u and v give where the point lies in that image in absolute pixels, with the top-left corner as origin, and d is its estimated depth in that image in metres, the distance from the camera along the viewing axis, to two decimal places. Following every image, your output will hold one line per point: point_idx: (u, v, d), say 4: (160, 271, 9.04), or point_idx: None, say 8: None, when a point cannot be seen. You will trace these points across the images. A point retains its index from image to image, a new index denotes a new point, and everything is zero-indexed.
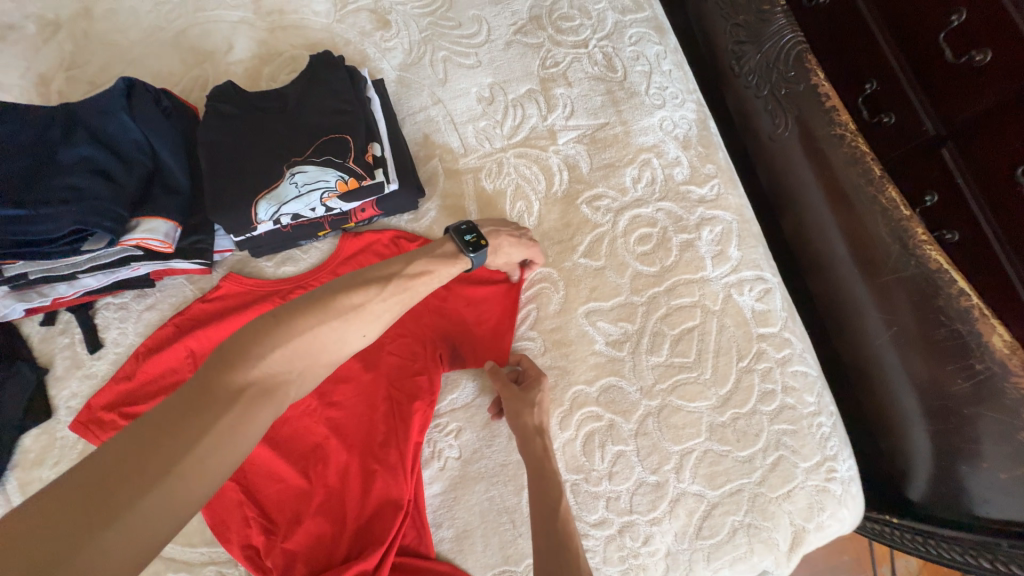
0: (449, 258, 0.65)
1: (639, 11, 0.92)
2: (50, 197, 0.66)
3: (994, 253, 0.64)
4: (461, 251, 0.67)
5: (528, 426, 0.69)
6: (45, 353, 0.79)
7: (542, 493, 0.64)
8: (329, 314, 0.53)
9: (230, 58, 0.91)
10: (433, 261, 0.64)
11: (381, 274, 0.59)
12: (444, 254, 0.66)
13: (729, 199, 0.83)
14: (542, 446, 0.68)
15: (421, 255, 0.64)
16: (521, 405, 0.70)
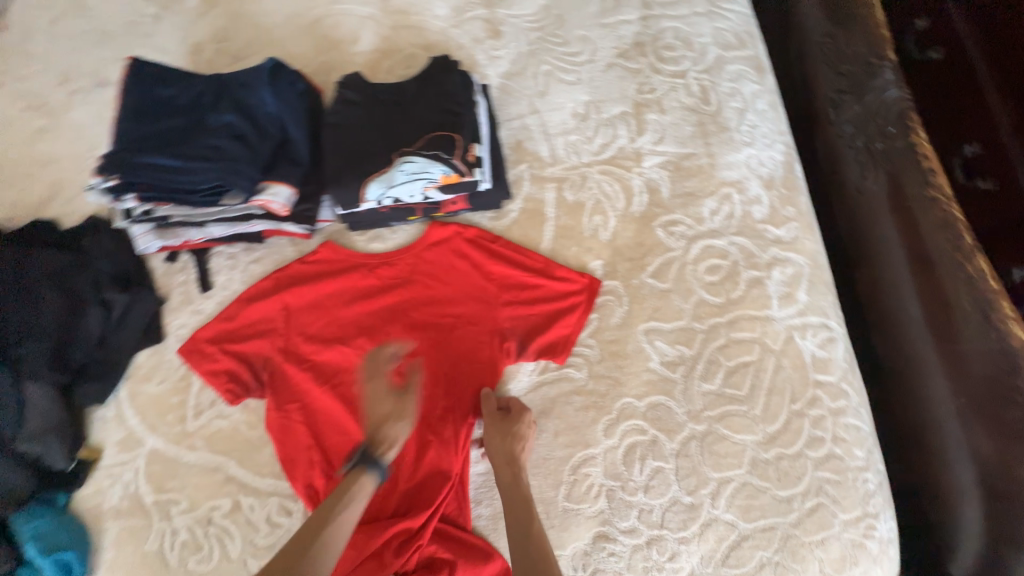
0: (358, 484, 0.72)
1: (742, 48, 0.95)
2: (198, 153, 0.76)
3: None
4: (371, 467, 0.73)
5: (503, 456, 0.73)
6: (164, 285, 0.90)
7: (516, 528, 0.68)
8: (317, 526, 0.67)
9: (355, 49, 1.01)
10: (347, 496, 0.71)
11: (314, 529, 0.68)
12: (358, 483, 0.72)
13: (805, 243, 0.84)
14: (512, 475, 0.72)
15: (339, 502, 0.70)
16: (496, 443, 0.73)
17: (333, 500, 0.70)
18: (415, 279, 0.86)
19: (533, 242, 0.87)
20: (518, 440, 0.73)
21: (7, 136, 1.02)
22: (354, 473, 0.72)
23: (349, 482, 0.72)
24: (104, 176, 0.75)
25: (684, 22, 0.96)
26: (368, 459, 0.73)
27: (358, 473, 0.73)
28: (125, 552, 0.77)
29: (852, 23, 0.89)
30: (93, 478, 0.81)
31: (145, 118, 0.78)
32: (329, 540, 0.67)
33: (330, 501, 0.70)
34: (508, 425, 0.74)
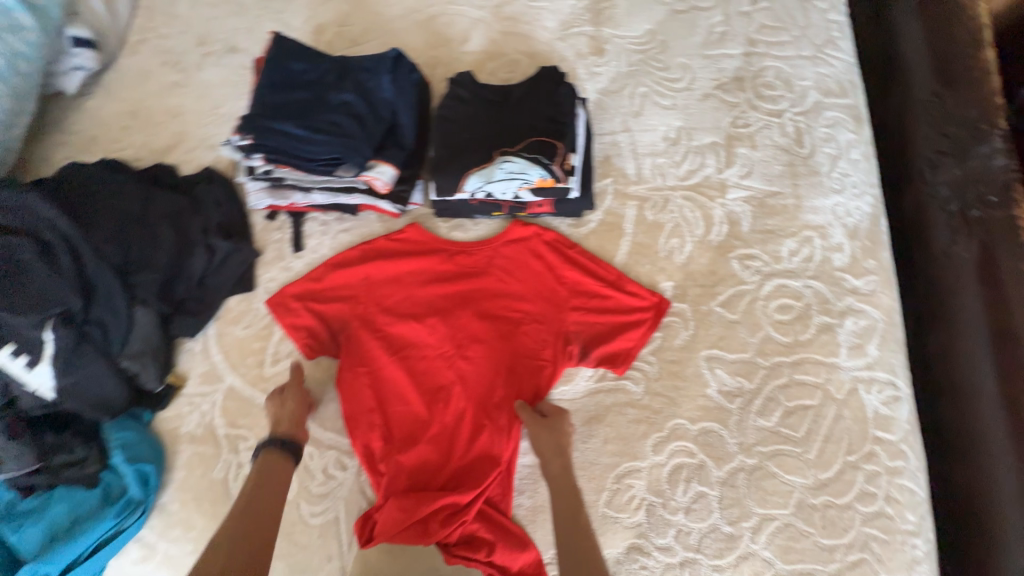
0: (273, 465, 0.76)
1: (843, 96, 0.95)
2: (321, 126, 0.84)
3: None
4: (280, 453, 0.77)
5: (550, 450, 0.76)
6: (261, 239, 0.98)
7: (564, 512, 0.70)
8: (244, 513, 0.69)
9: (464, 48, 1.07)
10: (265, 479, 0.74)
11: (249, 507, 0.70)
12: (274, 464, 0.76)
13: (883, 298, 0.83)
14: (561, 465, 0.75)
15: (260, 488, 0.73)
16: (544, 436, 0.77)
17: (247, 489, 0.73)
18: (491, 270, 0.90)
19: (608, 254, 0.90)
20: (563, 436, 0.77)
21: (144, 87, 1.13)
22: (259, 461, 0.76)
23: (260, 471, 0.75)
24: (242, 135, 0.84)
25: (787, 63, 0.97)
26: (271, 443, 0.78)
27: (266, 456, 0.77)
28: (194, 475, 0.84)
29: (962, 87, 0.87)
30: (176, 403, 0.89)
31: (281, 88, 0.87)
32: (261, 512, 0.70)
33: (248, 491, 0.72)
34: (550, 421, 0.78)
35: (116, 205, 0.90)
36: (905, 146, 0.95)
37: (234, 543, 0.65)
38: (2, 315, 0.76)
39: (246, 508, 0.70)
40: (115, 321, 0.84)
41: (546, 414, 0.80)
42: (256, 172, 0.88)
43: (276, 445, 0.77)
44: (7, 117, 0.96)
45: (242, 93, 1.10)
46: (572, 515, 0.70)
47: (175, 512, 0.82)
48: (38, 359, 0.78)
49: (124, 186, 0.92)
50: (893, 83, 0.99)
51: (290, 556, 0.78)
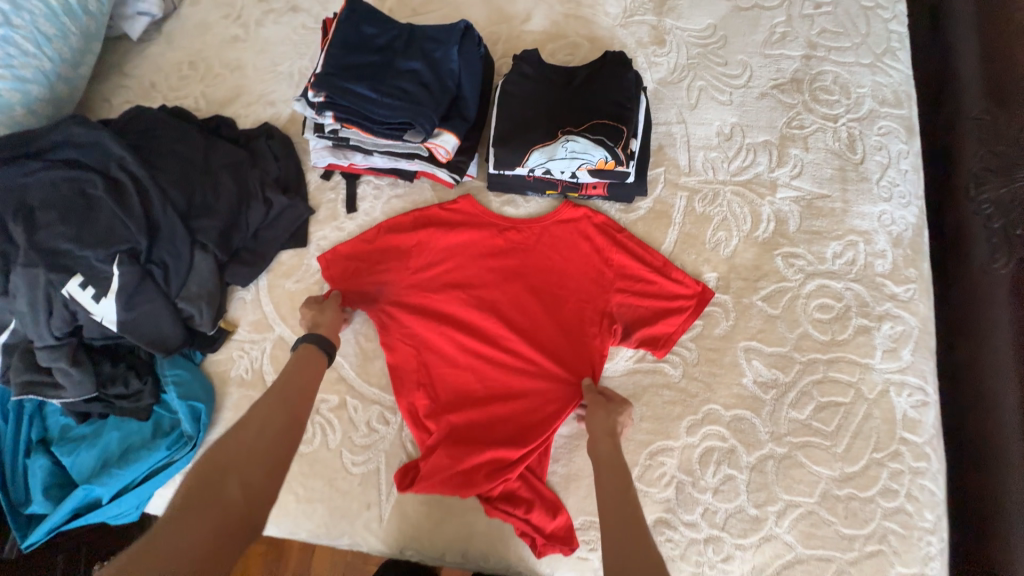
0: (313, 355, 0.81)
1: (898, 106, 0.96)
2: (391, 91, 0.85)
3: None
4: (320, 347, 0.82)
5: (604, 431, 0.76)
6: (315, 198, 1.01)
7: (612, 482, 0.70)
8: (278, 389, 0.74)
9: (525, 27, 1.07)
10: (304, 365, 0.80)
11: (285, 387, 0.75)
12: (312, 356, 0.81)
13: (920, 306, 0.85)
14: (613, 445, 0.75)
15: (297, 373, 0.78)
16: (599, 417, 0.78)
17: (288, 369, 0.79)
18: (540, 247, 0.93)
19: (655, 241, 0.92)
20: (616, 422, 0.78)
21: (204, 38, 1.14)
22: (301, 350, 0.81)
23: (300, 359, 0.80)
24: (314, 92, 0.85)
25: (846, 69, 0.98)
26: (316, 337, 0.82)
27: (310, 346, 0.82)
28: (242, 416, 0.88)
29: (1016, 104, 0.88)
30: (227, 347, 0.93)
31: (353, 50, 0.88)
32: (299, 390, 0.76)
33: (286, 374, 0.78)
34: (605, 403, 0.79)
35: (178, 150, 0.92)
36: (953, 162, 0.97)
37: (269, 410, 0.71)
38: (73, 247, 0.81)
39: (287, 385, 0.76)
40: (176, 262, 0.87)
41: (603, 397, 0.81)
42: (322, 130, 0.90)
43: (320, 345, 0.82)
44: (75, 54, 0.99)
45: (301, 52, 1.11)
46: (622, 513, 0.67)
47: None
48: (103, 293, 0.82)
49: (185, 132, 0.94)
50: (948, 97, 1.00)
51: (331, 502, 0.84)
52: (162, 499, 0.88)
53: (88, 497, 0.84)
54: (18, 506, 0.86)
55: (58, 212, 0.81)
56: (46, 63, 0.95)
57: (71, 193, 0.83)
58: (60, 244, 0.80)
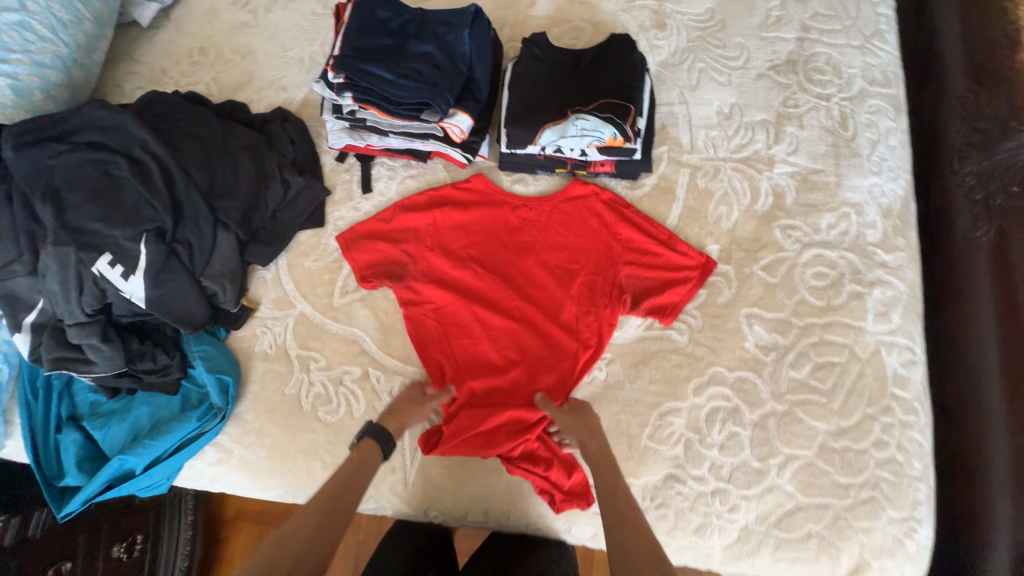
0: (369, 454, 0.80)
1: (886, 86, 1.01)
2: (408, 72, 0.88)
3: None
4: (379, 446, 0.81)
5: (587, 435, 0.81)
6: (330, 180, 1.03)
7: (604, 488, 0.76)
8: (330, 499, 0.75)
9: (530, 12, 1.11)
10: (359, 465, 0.79)
11: (338, 492, 0.76)
12: (368, 455, 0.80)
13: (908, 272, 0.91)
14: (597, 445, 0.80)
15: (355, 473, 0.78)
16: (584, 421, 0.83)
17: (345, 467, 0.79)
18: (551, 224, 0.97)
19: (660, 215, 0.97)
20: (595, 424, 0.83)
21: (213, 25, 1.16)
22: (361, 445, 0.81)
23: (359, 455, 0.80)
24: (335, 73, 0.88)
25: (838, 51, 1.03)
26: (377, 436, 0.81)
27: (369, 444, 0.81)
28: (268, 389, 0.92)
29: (999, 83, 0.94)
30: (250, 324, 0.96)
31: (369, 34, 0.91)
32: (348, 498, 0.76)
33: (345, 472, 0.78)
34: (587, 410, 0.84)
35: (198, 133, 0.94)
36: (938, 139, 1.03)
37: (317, 521, 0.72)
38: (101, 226, 0.83)
39: (340, 488, 0.76)
40: (200, 241, 0.90)
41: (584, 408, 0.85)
42: (340, 111, 0.94)
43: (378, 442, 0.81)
44: (90, 40, 1.01)
45: (311, 38, 1.13)
46: (635, 530, 0.70)
47: (250, 421, 0.91)
48: (131, 271, 0.84)
49: (203, 116, 0.97)
50: (933, 77, 1.06)
51: None
52: (192, 470, 0.91)
53: (121, 468, 0.87)
54: (50, 480, 0.89)
55: (84, 193, 0.84)
56: (63, 49, 0.96)
57: (96, 174, 0.85)
58: (88, 224, 0.83)
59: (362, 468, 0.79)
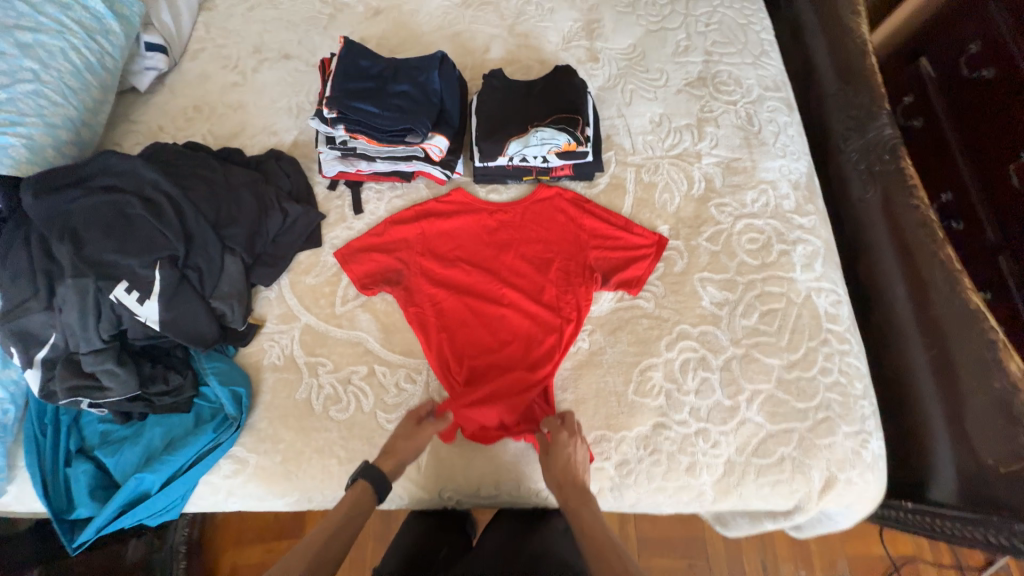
0: (362, 496, 0.84)
1: (778, 91, 1.26)
2: (390, 106, 1.05)
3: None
4: (374, 489, 0.84)
5: (566, 481, 0.85)
6: (324, 206, 1.15)
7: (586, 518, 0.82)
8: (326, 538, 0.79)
9: (486, 56, 1.31)
10: (353, 507, 0.83)
11: (333, 530, 0.80)
12: (365, 495, 0.84)
13: (821, 231, 1.10)
14: (573, 477, 0.85)
15: (351, 513, 0.82)
16: (563, 466, 0.86)
17: (339, 509, 0.83)
18: (526, 223, 1.11)
19: (616, 207, 1.14)
20: (575, 463, 0.86)
21: (205, 86, 1.30)
22: (355, 486, 0.85)
23: (354, 497, 0.84)
24: (330, 108, 1.04)
25: (736, 68, 1.28)
26: (371, 479, 0.84)
27: (364, 488, 0.85)
28: (279, 396, 0.98)
29: (859, 82, 1.23)
30: (257, 339, 1.03)
31: (354, 79, 1.08)
32: (345, 536, 0.81)
33: (342, 512, 0.82)
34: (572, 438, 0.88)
35: (202, 174, 1.05)
36: (825, 128, 1.29)
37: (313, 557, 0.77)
38: (118, 257, 0.91)
39: (333, 529, 0.80)
40: (209, 266, 0.98)
41: (563, 421, 0.91)
42: (334, 142, 1.10)
43: (373, 484, 0.84)
44: (95, 103, 1.12)
45: (297, 90, 1.29)
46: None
47: (264, 429, 0.95)
48: (147, 295, 0.91)
49: (206, 159, 1.08)
50: (813, 85, 1.35)
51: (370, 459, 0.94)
52: (208, 486, 0.94)
53: (137, 490, 0.90)
54: (61, 514, 0.90)
55: (100, 230, 0.91)
56: (71, 111, 1.07)
57: (110, 212, 0.93)
58: (106, 256, 0.90)
59: (357, 507, 0.83)
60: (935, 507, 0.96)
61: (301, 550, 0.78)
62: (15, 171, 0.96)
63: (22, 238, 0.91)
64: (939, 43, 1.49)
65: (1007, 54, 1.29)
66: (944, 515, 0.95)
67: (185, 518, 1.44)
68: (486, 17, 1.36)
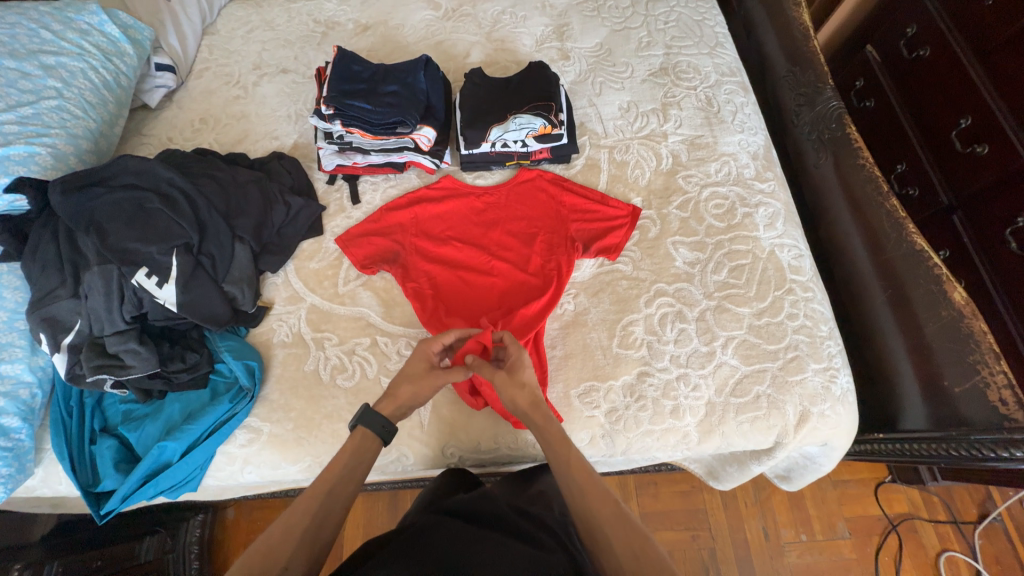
0: (364, 440, 0.86)
1: (733, 76, 1.39)
2: (381, 103, 1.17)
3: (982, 270, 1.27)
4: (375, 432, 0.87)
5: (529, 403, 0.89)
6: (324, 199, 1.25)
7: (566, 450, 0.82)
8: (335, 479, 0.81)
9: (467, 60, 1.44)
10: (357, 451, 0.85)
11: (341, 472, 0.82)
12: (367, 441, 0.86)
13: (780, 194, 1.21)
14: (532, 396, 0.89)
15: (356, 456, 0.84)
16: (527, 384, 0.90)
17: (343, 454, 0.84)
18: (511, 203, 1.21)
19: (593, 183, 1.24)
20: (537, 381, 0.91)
21: (210, 100, 1.41)
22: (356, 433, 0.87)
23: (356, 443, 0.86)
24: (327, 106, 1.17)
25: (694, 58, 1.41)
26: (370, 423, 0.87)
27: (364, 433, 0.86)
28: (290, 369, 1.05)
29: (806, 62, 1.37)
30: (267, 320, 1.11)
31: (349, 82, 1.20)
32: (355, 478, 0.83)
33: (347, 456, 0.84)
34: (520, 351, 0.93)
35: (212, 172, 1.15)
36: (781, 107, 1.42)
37: (326, 497, 0.78)
38: (139, 245, 0.99)
39: (340, 477, 0.81)
40: (221, 253, 1.07)
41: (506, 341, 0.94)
42: (332, 138, 1.21)
43: (373, 427, 0.87)
44: (111, 117, 1.23)
45: (296, 100, 1.41)
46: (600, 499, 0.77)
47: (276, 399, 1.02)
48: (165, 280, 0.99)
49: (214, 162, 1.18)
50: (767, 70, 1.49)
51: None
52: (225, 455, 1.01)
53: (159, 461, 0.96)
54: (89, 488, 0.97)
55: (121, 222, 1.00)
56: (91, 124, 1.17)
57: (130, 206, 1.01)
58: (127, 244, 0.98)
59: (360, 449, 0.85)
60: (900, 433, 1.04)
61: (311, 493, 0.79)
62: (43, 176, 1.05)
63: (50, 232, 1.00)
64: (882, 30, 1.61)
65: (938, 32, 1.40)
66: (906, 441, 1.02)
67: (195, 518, 1.44)
68: (466, 27, 1.50)
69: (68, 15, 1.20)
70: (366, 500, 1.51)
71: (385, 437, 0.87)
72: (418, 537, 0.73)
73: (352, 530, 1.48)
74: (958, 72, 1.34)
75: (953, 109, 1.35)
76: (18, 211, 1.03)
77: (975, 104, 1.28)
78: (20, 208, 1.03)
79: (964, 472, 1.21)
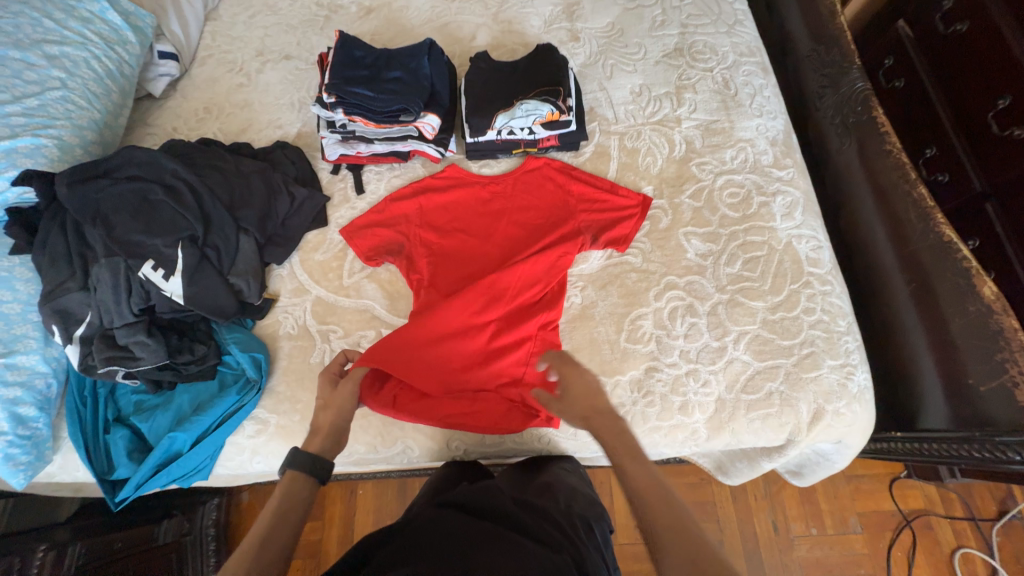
0: (295, 485, 0.79)
1: (753, 56, 1.32)
2: (383, 90, 1.14)
3: (1011, 261, 1.21)
4: (306, 471, 0.80)
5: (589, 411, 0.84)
6: (328, 189, 1.24)
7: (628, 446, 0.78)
8: (269, 528, 0.73)
9: (473, 44, 1.39)
10: (289, 496, 0.78)
11: (277, 519, 0.74)
12: (299, 483, 0.79)
13: (799, 182, 1.15)
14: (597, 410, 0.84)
15: (291, 501, 0.77)
16: (578, 399, 0.85)
17: (273, 502, 0.77)
18: (516, 194, 1.18)
19: (601, 171, 1.20)
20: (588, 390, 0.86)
21: (213, 89, 1.39)
22: (286, 478, 0.80)
23: (287, 487, 0.79)
24: (329, 94, 1.15)
25: (711, 37, 1.34)
26: (299, 463, 0.80)
27: (294, 476, 0.80)
28: (296, 361, 1.05)
29: (831, 41, 1.29)
30: (273, 312, 1.11)
31: (351, 68, 1.18)
32: (290, 524, 0.74)
33: (280, 503, 0.76)
34: (576, 368, 0.88)
35: (216, 163, 1.14)
36: (803, 90, 1.36)
37: (262, 549, 0.70)
38: (143, 237, 0.99)
39: (274, 524, 0.73)
40: (226, 245, 1.06)
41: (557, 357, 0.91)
42: (336, 127, 1.19)
43: (302, 466, 0.80)
44: (115, 107, 1.23)
45: (299, 87, 1.38)
46: (661, 501, 0.70)
47: (282, 391, 1.03)
48: (171, 273, 0.99)
49: (218, 152, 1.17)
50: (788, 50, 1.42)
51: (381, 413, 1.01)
52: (234, 446, 1.02)
53: (170, 450, 0.99)
54: (103, 475, 0.99)
55: (127, 214, 1.00)
56: (96, 115, 1.17)
57: (135, 198, 1.01)
58: (133, 237, 0.98)
59: (292, 494, 0.78)
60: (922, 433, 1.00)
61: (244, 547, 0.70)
62: (49, 168, 1.05)
63: (58, 225, 1.00)
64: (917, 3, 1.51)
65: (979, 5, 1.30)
66: (920, 440, 1.01)
67: (211, 502, 1.47)
68: (471, 8, 1.45)
69: (69, 3, 1.19)
70: (376, 486, 1.54)
71: (318, 472, 0.81)
72: (420, 540, 0.71)
73: (362, 516, 1.51)
74: (996, 49, 1.24)
75: (990, 89, 1.26)
76: (27, 203, 1.03)
77: (1015, 83, 1.19)
78: (28, 200, 1.03)
79: (985, 471, 1.17)
